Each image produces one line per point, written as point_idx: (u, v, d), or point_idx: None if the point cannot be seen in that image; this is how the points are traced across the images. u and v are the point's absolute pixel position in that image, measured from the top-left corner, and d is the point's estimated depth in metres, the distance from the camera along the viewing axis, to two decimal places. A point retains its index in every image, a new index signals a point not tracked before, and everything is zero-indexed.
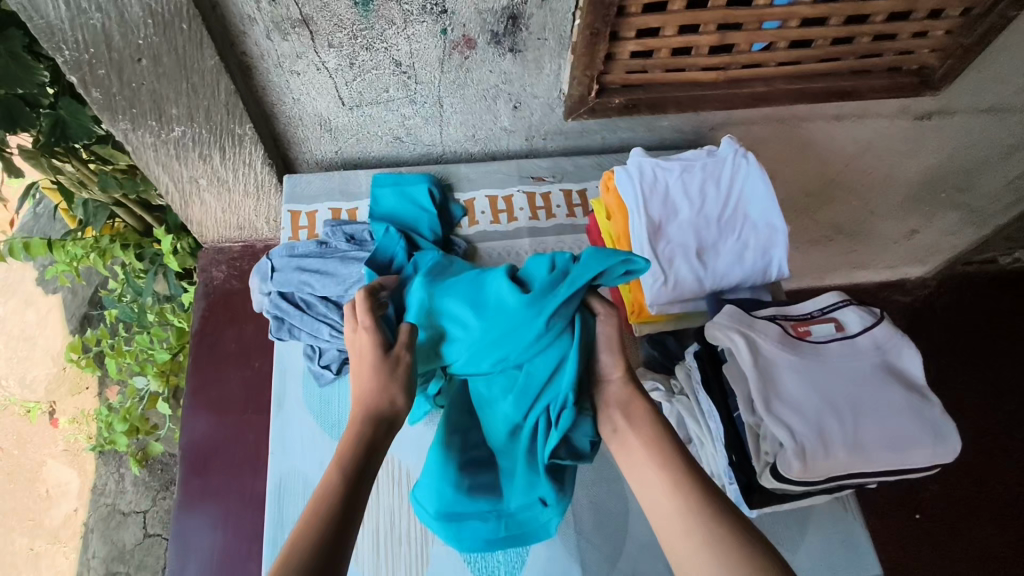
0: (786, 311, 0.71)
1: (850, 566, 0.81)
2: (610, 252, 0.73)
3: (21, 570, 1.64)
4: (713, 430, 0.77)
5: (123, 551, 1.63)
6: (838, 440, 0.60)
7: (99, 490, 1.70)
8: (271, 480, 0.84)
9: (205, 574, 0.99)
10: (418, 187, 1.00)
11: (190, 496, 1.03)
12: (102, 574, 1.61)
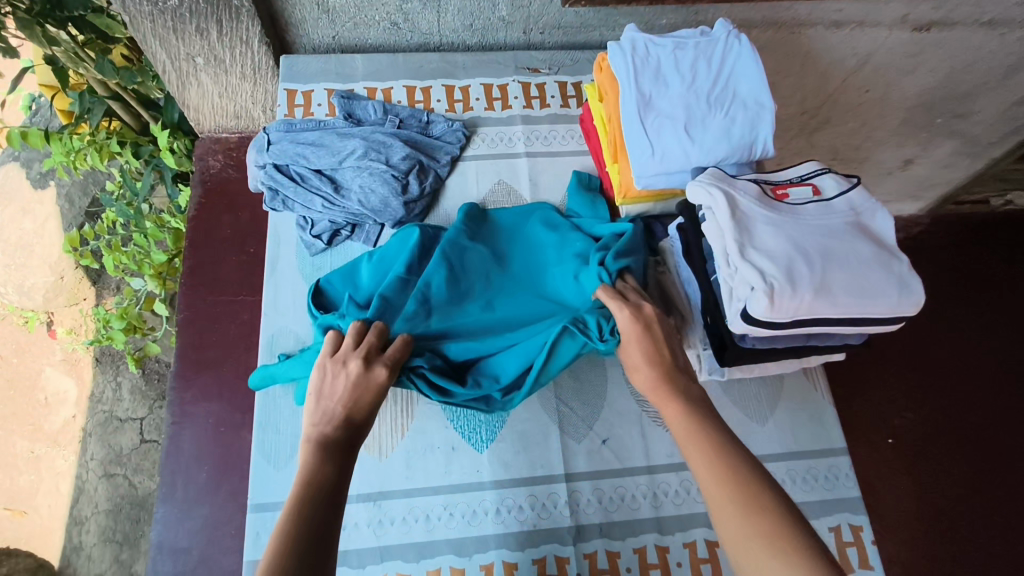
0: (768, 178, 0.73)
1: (814, 440, 0.87)
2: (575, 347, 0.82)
3: (21, 470, 1.66)
4: (693, 300, 0.82)
5: (120, 455, 1.63)
6: (807, 283, 0.62)
7: (97, 397, 1.71)
8: (263, 336, 0.89)
9: (200, 438, 1.04)
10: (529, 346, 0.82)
11: (188, 366, 1.09)
12: (99, 475, 1.62)
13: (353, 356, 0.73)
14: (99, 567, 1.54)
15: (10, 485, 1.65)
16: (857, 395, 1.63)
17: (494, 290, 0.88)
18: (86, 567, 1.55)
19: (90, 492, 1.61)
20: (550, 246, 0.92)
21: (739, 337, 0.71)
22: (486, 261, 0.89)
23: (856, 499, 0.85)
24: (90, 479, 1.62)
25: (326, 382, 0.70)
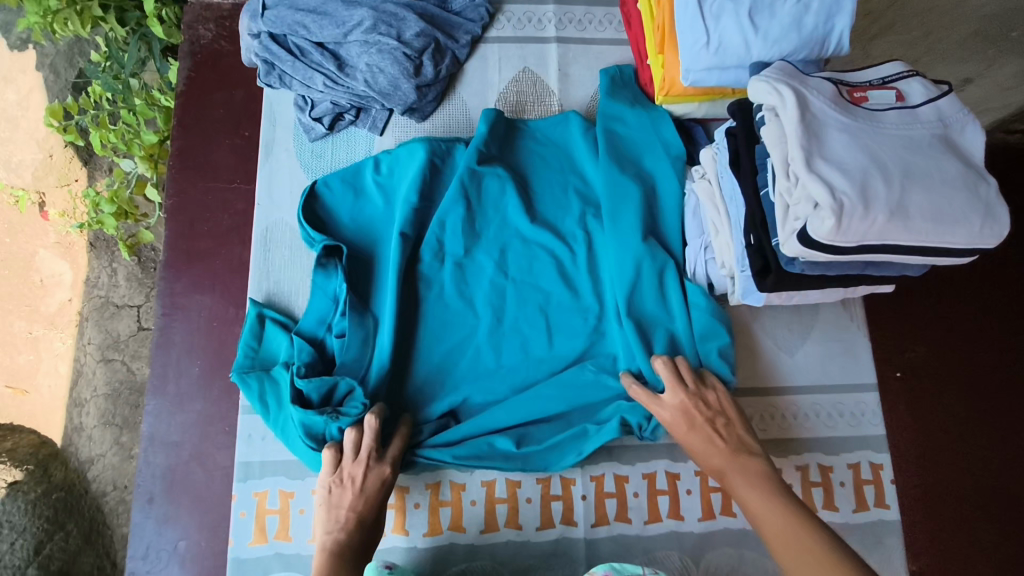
0: (843, 79, 0.63)
1: (844, 374, 0.81)
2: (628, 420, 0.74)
3: (19, 354, 1.43)
4: (732, 215, 0.72)
5: (117, 341, 1.40)
6: (881, 201, 0.54)
7: (92, 283, 1.44)
8: (258, 226, 0.81)
9: (193, 333, 0.99)
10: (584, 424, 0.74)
11: (178, 257, 1.01)
12: (97, 361, 1.40)
13: (357, 471, 0.67)
14: (99, 449, 1.35)
15: (9, 364, 1.42)
16: (952, 392, 1.04)
17: (515, 253, 0.80)
18: (88, 450, 1.35)
19: (89, 376, 1.39)
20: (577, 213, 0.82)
21: (786, 261, 0.64)
22: (510, 200, 0.81)
23: (880, 436, 0.81)
24: (88, 363, 1.40)
25: (332, 500, 0.66)
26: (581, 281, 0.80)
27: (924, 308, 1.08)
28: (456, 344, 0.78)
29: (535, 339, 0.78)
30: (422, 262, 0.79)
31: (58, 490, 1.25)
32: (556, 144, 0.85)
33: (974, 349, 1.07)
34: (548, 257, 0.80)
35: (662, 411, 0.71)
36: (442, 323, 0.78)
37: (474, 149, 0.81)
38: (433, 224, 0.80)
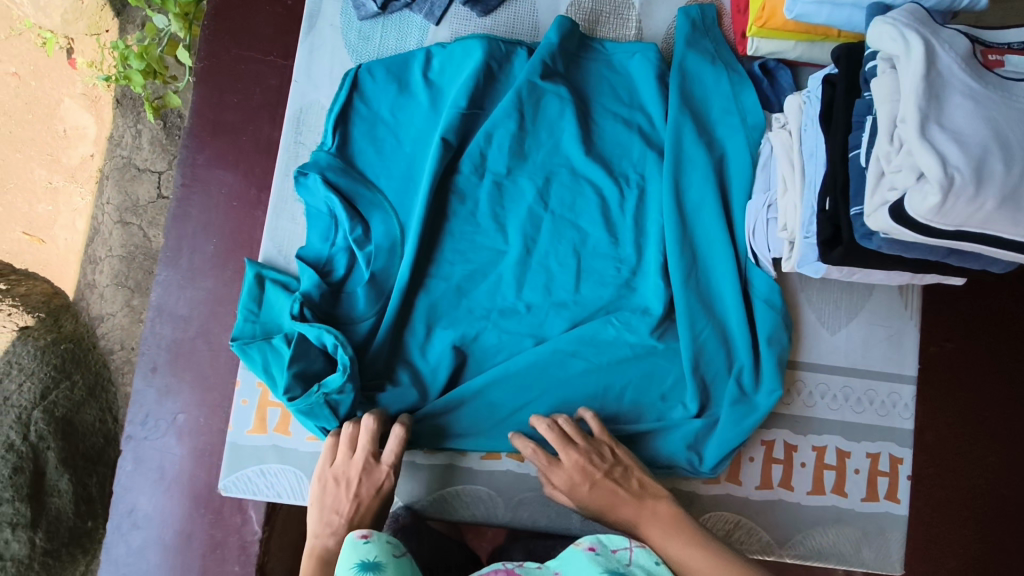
0: (976, 37, 0.55)
1: (885, 362, 0.76)
2: (673, 439, 0.71)
3: (40, 200, 1.39)
4: (808, 175, 0.65)
5: (136, 205, 1.30)
6: (996, 185, 0.47)
7: (116, 141, 1.33)
8: (291, 105, 0.75)
9: (211, 208, 0.95)
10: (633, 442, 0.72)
11: (203, 126, 0.96)
12: (115, 224, 1.30)
13: (353, 473, 0.66)
14: (109, 309, 1.28)
15: (27, 212, 1.39)
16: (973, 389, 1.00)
17: (563, 190, 0.74)
18: (99, 308, 1.28)
19: (105, 237, 1.30)
20: (633, 155, 0.75)
21: (861, 235, 0.57)
22: (567, 124, 0.74)
23: (907, 431, 0.76)
24: (106, 223, 1.31)
25: (326, 501, 0.66)
26: (623, 228, 0.74)
27: (974, 302, 1.01)
28: (478, 270, 0.73)
29: (563, 287, 0.73)
30: (460, 174, 0.73)
31: (65, 342, 1.23)
32: (628, 72, 0.76)
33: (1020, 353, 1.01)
34: (594, 193, 0.74)
35: (559, 474, 0.67)
36: (469, 246, 0.73)
37: (538, 61, 0.73)
38: (480, 133, 0.73)
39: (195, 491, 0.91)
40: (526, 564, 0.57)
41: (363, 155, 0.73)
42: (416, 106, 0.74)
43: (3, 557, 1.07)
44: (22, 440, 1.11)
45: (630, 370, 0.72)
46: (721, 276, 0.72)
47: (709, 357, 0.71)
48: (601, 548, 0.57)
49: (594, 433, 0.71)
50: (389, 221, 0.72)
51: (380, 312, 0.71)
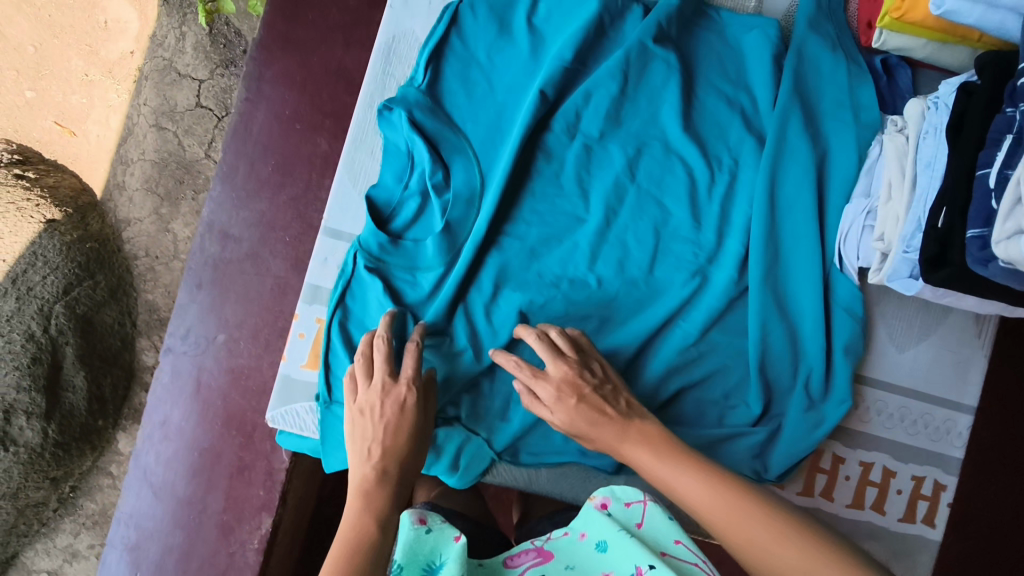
0: None
1: (947, 388, 0.74)
2: (738, 444, 0.69)
3: (73, 96, 1.28)
4: (919, 187, 0.62)
5: (173, 110, 1.20)
6: None
7: (158, 41, 1.23)
8: (385, 31, 0.71)
9: (273, 127, 0.92)
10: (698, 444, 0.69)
11: (273, 41, 0.92)
12: (150, 125, 1.22)
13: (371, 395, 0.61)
14: (137, 213, 1.20)
15: (61, 102, 1.28)
16: None
17: (655, 165, 0.71)
18: (125, 211, 1.21)
19: (138, 138, 1.22)
20: (731, 136, 0.71)
21: (974, 258, 0.55)
22: (670, 96, 0.70)
23: (956, 459, 0.75)
24: (140, 125, 1.23)
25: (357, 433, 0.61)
26: (708, 212, 0.71)
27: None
28: (553, 236, 0.70)
29: (638, 264, 0.70)
30: (551, 132, 0.70)
31: (90, 241, 1.16)
32: (740, 47, 0.73)
33: None
34: (684, 171, 0.71)
35: (544, 387, 0.61)
36: (549, 208, 0.71)
37: (653, 22, 0.70)
38: (577, 91, 0.70)
39: (226, 413, 0.90)
40: (554, 535, 0.60)
41: (454, 97, 0.69)
42: (517, 52, 0.71)
43: (15, 443, 1.05)
44: (43, 331, 1.07)
45: (697, 366, 0.70)
46: (805, 278, 0.70)
47: (777, 359, 0.70)
48: (613, 503, 0.57)
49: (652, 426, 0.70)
50: (471, 169, 0.69)
51: (449, 264, 0.69)
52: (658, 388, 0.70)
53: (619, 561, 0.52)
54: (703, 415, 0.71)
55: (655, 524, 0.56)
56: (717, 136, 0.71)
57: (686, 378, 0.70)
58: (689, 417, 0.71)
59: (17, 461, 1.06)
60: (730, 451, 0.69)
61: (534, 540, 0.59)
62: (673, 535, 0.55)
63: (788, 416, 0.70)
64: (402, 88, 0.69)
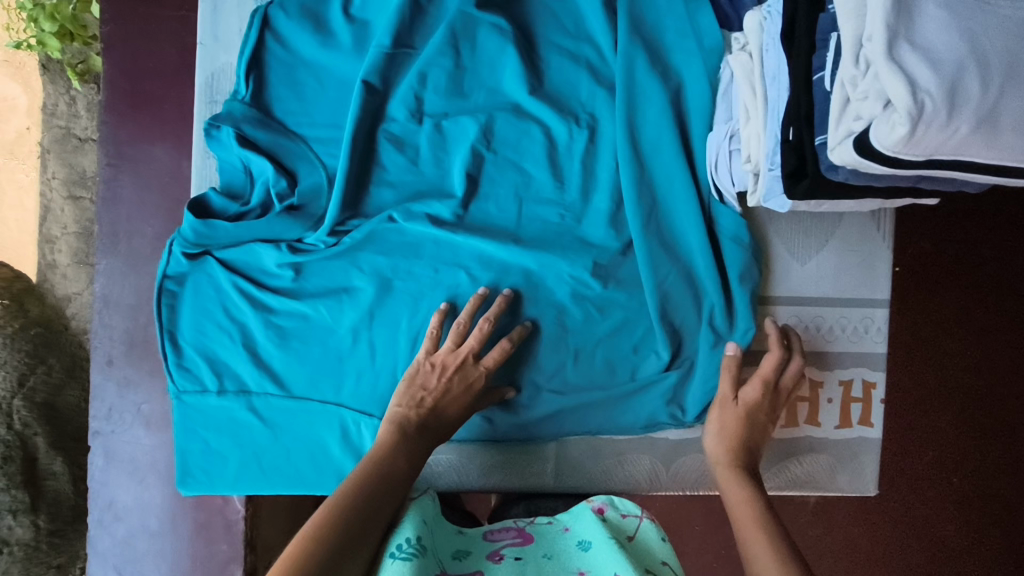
0: None
1: (858, 288, 0.73)
2: (651, 394, 0.70)
3: None
4: (771, 101, 0.60)
5: (87, 178, 1.11)
6: (970, 107, 0.42)
7: (49, 109, 1.10)
8: (199, 72, 0.65)
9: (147, 191, 0.88)
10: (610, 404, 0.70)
11: (123, 101, 0.88)
12: (65, 199, 1.11)
13: (451, 361, 0.64)
14: (74, 287, 1.12)
15: None
16: (943, 316, 0.99)
17: (511, 136, 0.68)
18: (63, 289, 1.12)
19: (56, 214, 1.11)
20: (582, 88, 0.68)
21: (826, 167, 0.53)
22: (508, 60, 0.67)
23: (880, 354, 0.75)
24: (55, 201, 1.11)
25: (417, 378, 0.64)
26: (571, 170, 0.69)
27: (939, 218, 0.98)
28: (418, 234, 0.67)
29: (512, 235, 0.68)
30: (394, 121, 0.67)
31: (34, 326, 1.05)
32: None
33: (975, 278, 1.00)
34: (541, 132, 0.68)
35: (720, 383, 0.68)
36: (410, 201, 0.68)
37: None
38: (410, 73, 0.66)
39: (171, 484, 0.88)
40: (537, 520, 0.63)
41: (285, 107, 0.66)
42: (340, 46, 0.66)
43: (8, 543, 0.91)
44: (7, 430, 0.95)
45: (600, 321, 0.69)
46: (684, 217, 0.68)
47: (677, 302, 0.69)
48: (609, 510, 0.62)
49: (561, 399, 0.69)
50: (317, 174, 0.66)
51: (318, 279, 0.68)
52: (560, 357, 0.69)
53: (600, 561, 0.54)
54: (614, 372, 0.70)
55: (645, 538, 0.60)
56: (567, 93, 0.69)
57: (585, 342, 0.69)
58: (598, 378, 0.70)
59: (11, 570, 0.92)
60: (644, 402, 0.70)
61: (516, 521, 0.63)
62: (658, 557, 0.58)
63: (697, 358, 0.70)
64: (225, 103, 0.65)
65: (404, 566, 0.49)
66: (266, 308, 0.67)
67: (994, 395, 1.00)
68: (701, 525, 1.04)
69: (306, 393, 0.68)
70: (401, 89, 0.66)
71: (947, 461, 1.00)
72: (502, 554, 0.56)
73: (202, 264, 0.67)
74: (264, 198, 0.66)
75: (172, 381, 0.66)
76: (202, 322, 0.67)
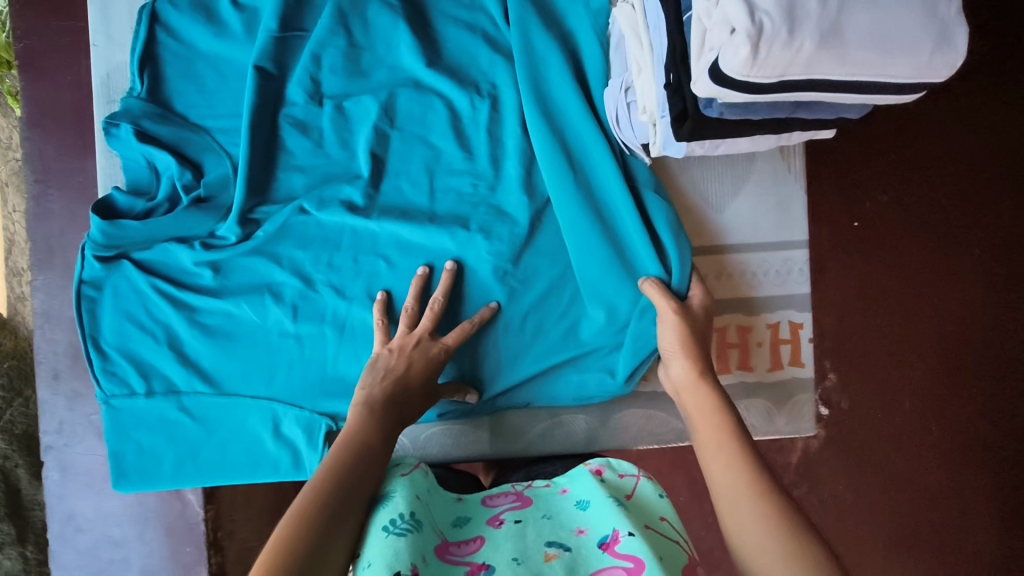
0: None
1: (776, 231, 0.74)
2: (592, 359, 0.71)
3: None
4: (654, 48, 0.60)
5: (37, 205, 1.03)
6: (810, 23, 0.43)
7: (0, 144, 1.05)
8: (95, 72, 0.68)
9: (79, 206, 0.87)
10: (553, 373, 0.71)
11: (43, 113, 0.86)
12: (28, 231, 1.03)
13: (411, 343, 0.62)
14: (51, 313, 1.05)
15: None
16: (878, 254, 1.04)
17: (417, 113, 0.69)
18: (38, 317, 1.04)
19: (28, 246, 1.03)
20: (479, 58, 0.70)
21: (704, 104, 0.54)
22: (402, 36, 0.69)
23: (804, 295, 0.75)
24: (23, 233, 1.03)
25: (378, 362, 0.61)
26: (478, 140, 0.70)
27: (853, 156, 1.03)
28: (334, 220, 0.68)
29: (427, 212, 0.69)
30: (295, 105, 0.68)
31: (8, 359, 1.02)
32: None
33: (904, 219, 1.05)
34: (443, 105, 0.69)
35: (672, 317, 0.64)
36: (322, 183, 0.68)
37: None
38: (303, 56, 0.67)
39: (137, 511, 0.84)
40: (534, 484, 0.59)
41: (184, 100, 0.67)
42: (229, 35, 0.67)
43: None
44: None
45: (525, 292, 0.69)
46: (602, 177, 0.69)
47: (606, 260, 0.69)
48: (607, 470, 0.58)
49: (500, 371, 0.70)
50: (223, 163, 0.67)
51: (236, 276, 0.68)
52: (496, 330, 0.69)
53: (600, 518, 0.50)
54: (547, 339, 0.70)
55: (643, 495, 0.55)
56: (462, 62, 0.70)
57: (520, 311, 0.69)
58: (534, 346, 0.70)
59: None
60: (584, 365, 0.71)
61: (513, 487, 0.59)
62: (658, 513, 0.53)
63: (635, 318, 0.70)
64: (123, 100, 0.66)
65: (396, 541, 0.44)
66: (189, 308, 0.67)
67: (923, 330, 1.05)
68: (686, 496, 1.05)
69: (237, 388, 0.67)
70: (301, 74, 0.67)
71: (892, 391, 1.05)
72: (502, 517, 0.52)
73: (117, 266, 0.67)
74: (172, 193, 0.68)
75: (98, 386, 0.65)
76: (125, 326, 0.67)
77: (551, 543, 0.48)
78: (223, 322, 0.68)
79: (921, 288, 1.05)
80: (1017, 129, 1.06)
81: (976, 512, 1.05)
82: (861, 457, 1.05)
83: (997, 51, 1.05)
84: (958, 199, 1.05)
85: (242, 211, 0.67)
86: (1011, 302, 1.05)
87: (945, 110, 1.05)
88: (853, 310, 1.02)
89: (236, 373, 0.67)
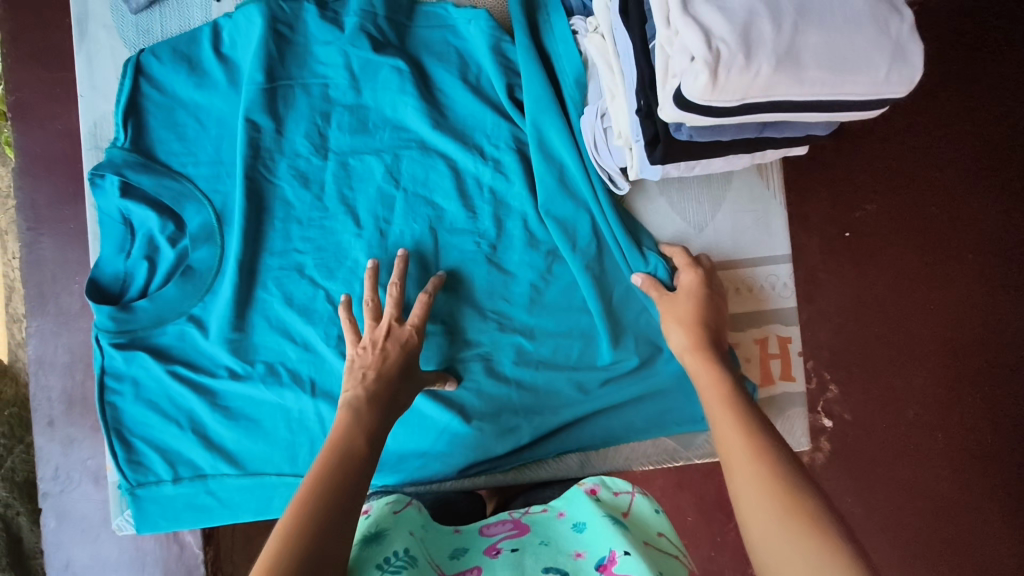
0: None
1: (757, 246, 0.75)
2: (611, 416, 0.71)
3: None
4: (626, 75, 0.61)
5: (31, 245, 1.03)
6: (765, 47, 0.45)
7: None
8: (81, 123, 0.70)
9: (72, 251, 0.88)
10: (568, 432, 0.71)
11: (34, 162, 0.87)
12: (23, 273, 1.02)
13: (379, 331, 0.61)
14: None
15: None
16: (871, 265, 1.04)
17: (431, 177, 0.70)
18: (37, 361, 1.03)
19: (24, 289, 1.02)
20: (484, 118, 0.71)
21: (674, 127, 0.55)
22: (407, 99, 0.70)
23: (790, 309, 0.76)
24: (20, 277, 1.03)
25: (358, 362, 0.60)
26: (482, 205, 0.70)
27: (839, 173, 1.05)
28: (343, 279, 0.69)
29: (432, 269, 0.69)
30: (298, 156, 0.69)
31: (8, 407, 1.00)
32: (464, 37, 0.73)
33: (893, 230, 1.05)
34: (448, 167, 0.70)
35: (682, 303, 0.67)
36: (330, 245, 0.69)
37: (365, 31, 0.70)
38: (304, 109, 0.70)
39: (134, 557, 0.82)
40: (532, 509, 0.58)
41: (163, 147, 0.68)
42: (210, 84, 0.69)
43: None
44: None
45: (531, 350, 0.69)
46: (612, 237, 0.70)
47: (625, 309, 0.70)
48: (602, 490, 0.58)
49: (515, 436, 0.69)
50: (204, 210, 0.68)
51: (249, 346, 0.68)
52: (512, 391, 0.69)
53: (596, 539, 0.50)
54: (557, 394, 0.69)
55: (640, 513, 0.55)
56: (456, 109, 0.71)
57: (537, 368, 0.69)
58: (544, 403, 0.69)
59: None
60: (600, 420, 0.71)
61: (511, 514, 0.58)
62: (655, 528, 0.54)
63: (658, 374, 0.70)
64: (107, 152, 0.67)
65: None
66: (209, 393, 0.67)
67: (922, 338, 1.05)
68: (694, 516, 1.04)
69: (261, 467, 0.68)
70: (309, 133, 0.70)
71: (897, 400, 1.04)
72: (498, 546, 0.51)
73: (133, 355, 0.67)
74: (147, 246, 0.68)
75: (124, 477, 0.66)
76: (147, 414, 0.67)
77: (549, 570, 0.47)
78: (243, 403, 0.68)
79: (920, 296, 1.05)
80: (999, 136, 1.07)
81: (988, 519, 1.04)
82: (871, 470, 1.04)
83: (975, 60, 1.07)
84: (948, 208, 1.06)
85: (244, 266, 0.68)
86: (1009, 308, 1.05)
87: (928, 120, 1.06)
88: (853, 323, 1.03)
89: (258, 449, 0.67)
